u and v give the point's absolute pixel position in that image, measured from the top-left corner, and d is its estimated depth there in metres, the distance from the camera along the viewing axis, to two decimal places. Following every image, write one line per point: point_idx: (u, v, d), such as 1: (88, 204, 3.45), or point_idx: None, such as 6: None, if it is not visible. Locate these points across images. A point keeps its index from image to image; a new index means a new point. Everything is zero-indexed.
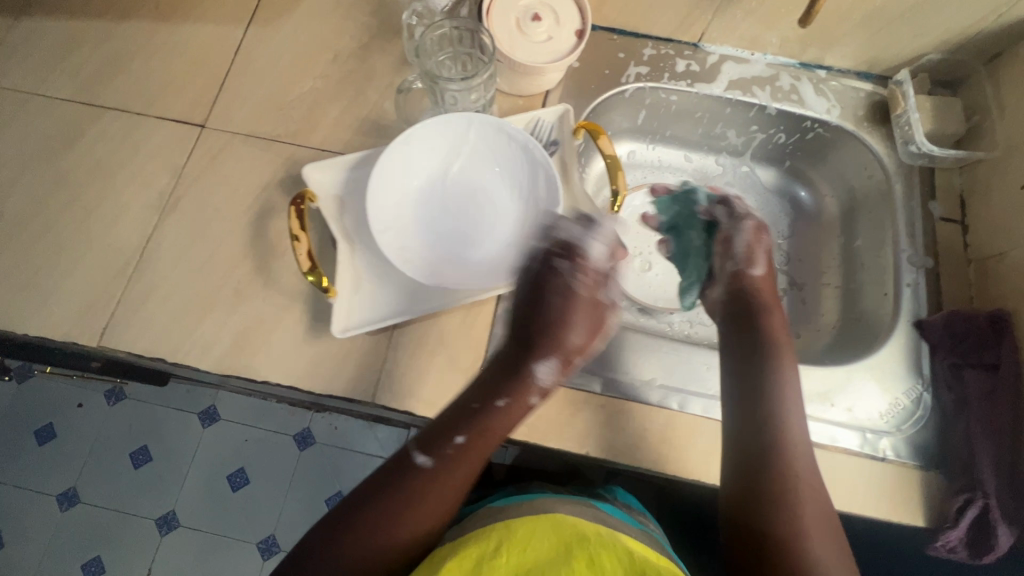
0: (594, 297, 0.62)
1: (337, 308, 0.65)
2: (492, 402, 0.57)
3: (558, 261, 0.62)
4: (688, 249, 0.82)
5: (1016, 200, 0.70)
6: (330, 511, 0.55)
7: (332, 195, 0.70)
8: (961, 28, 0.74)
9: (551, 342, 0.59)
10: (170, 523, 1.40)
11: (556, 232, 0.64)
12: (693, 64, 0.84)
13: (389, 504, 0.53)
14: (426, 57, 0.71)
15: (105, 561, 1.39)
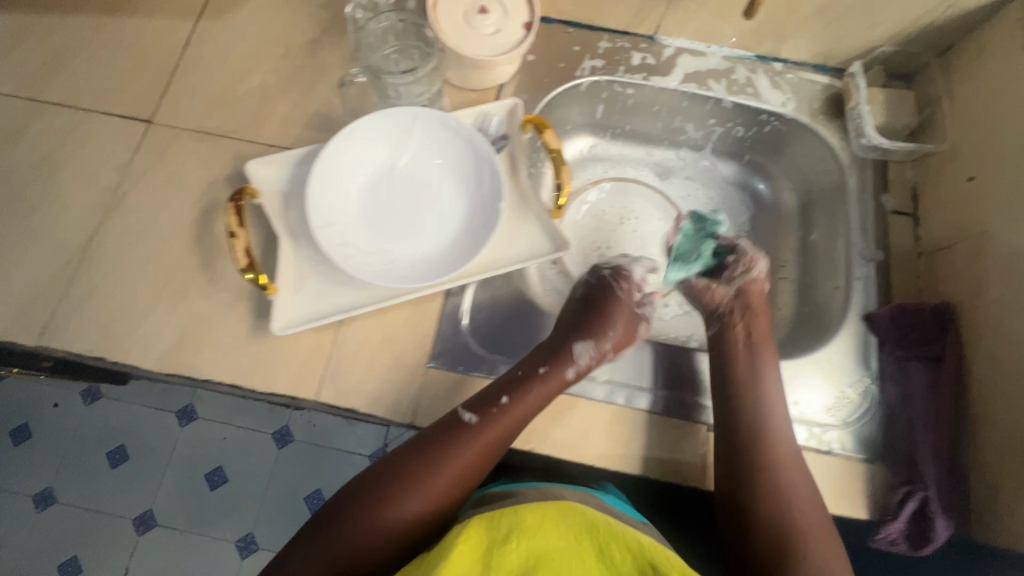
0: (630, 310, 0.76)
1: (277, 304, 0.64)
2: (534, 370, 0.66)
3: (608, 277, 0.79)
4: (692, 250, 0.81)
5: (962, 192, 0.69)
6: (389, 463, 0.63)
7: (277, 192, 0.70)
8: (911, 20, 0.73)
9: (592, 328, 0.71)
10: (147, 522, 1.37)
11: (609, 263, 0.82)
12: (649, 57, 0.84)
13: (448, 453, 0.62)
14: (369, 52, 0.70)
15: (82, 561, 1.35)
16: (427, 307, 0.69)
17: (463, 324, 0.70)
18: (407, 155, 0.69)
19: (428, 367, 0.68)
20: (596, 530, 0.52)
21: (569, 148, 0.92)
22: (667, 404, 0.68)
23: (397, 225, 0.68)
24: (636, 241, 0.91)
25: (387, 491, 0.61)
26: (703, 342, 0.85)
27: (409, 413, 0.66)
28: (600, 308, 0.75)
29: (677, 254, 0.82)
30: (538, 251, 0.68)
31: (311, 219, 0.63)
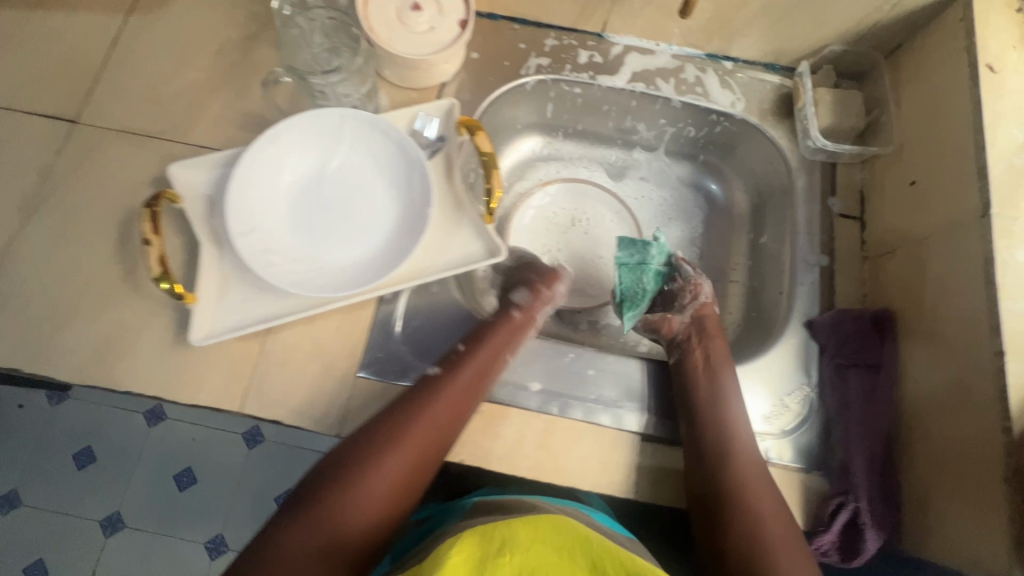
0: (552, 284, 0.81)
1: (197, 314, 0.61)
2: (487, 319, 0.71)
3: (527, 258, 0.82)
4: (636, 287, 0.79)
5: (904, 196, 0.68)
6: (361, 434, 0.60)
7: (202, 197, 0.67)
8: (857, 19, 0.72)
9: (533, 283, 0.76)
10: (114, 524, 1.22)
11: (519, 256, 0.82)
12: (597, 55, 0.81)
13: (424, 397, 0.62)
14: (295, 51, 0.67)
15: (47, 564, 1.21)
16: (358, 315, 0.68)
17: (396, 332, 0.68)
18: (337, 158, 0.67)
19: (358, 377, 0.66)
20: (589, 542, 0.47)
21: (517, 149, 0.91)
22: (603, 414, 0.65)
23: (326, 232, 0.65)
24: (586, 244, 0.90)
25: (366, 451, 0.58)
26: (652, 346, 0.84)
27: (336, 425, 0.64)
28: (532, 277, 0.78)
29: (623, 296, 0.80)
30: (471, 257, 0.65)
31: (231, 224, 0.61)
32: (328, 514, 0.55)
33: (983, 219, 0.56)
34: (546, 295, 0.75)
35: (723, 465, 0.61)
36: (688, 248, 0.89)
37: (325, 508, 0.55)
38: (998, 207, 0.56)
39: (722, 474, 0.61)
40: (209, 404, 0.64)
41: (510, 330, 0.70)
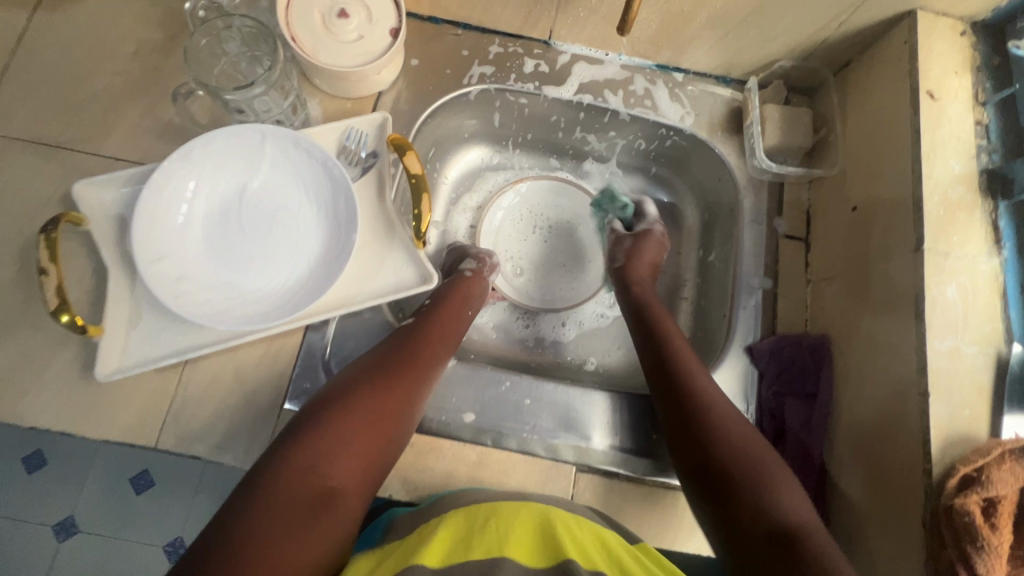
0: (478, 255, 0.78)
1: (104, 345, 0.57)
2: (454, 278, 0.73)
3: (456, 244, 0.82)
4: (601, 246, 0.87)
5: (846, 222, 0.67)
6: (335, 388, 0.57)
7: (112, 218, 0.62)
8: (805, 35, 0.69)
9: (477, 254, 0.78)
10: None
11: (460, 249, 0.80)
12: (543, 64, 0.78)
13: (403, 346, 0.63)
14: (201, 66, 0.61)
15: None
16: (283, 343, 0.64)
17: (325, 361, 0.65)
18: (260, 177, 0.63)
19: (282, 410, 0.63)
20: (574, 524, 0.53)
21: (464, 159, 0.88)
22: (539, 446, 0.64)
23: (248, 254, 0.62)
24: (544, 252, 0.89)
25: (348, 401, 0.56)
26: (600, 363, 0.82)
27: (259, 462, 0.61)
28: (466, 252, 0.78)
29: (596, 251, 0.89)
30: (403, 283, 0.62)
31: (139, 252, 0.56)
32: (319, 455, 0.52)
33: (916, 253, 0.56)
34: (490, 262, 0.77)
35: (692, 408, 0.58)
36: None
37: (309, 449, 0.52)
38: (930, 242, 0.55)
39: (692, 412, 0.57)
40: (121, 438, 0.60)
41: (466, 295, 0.72)
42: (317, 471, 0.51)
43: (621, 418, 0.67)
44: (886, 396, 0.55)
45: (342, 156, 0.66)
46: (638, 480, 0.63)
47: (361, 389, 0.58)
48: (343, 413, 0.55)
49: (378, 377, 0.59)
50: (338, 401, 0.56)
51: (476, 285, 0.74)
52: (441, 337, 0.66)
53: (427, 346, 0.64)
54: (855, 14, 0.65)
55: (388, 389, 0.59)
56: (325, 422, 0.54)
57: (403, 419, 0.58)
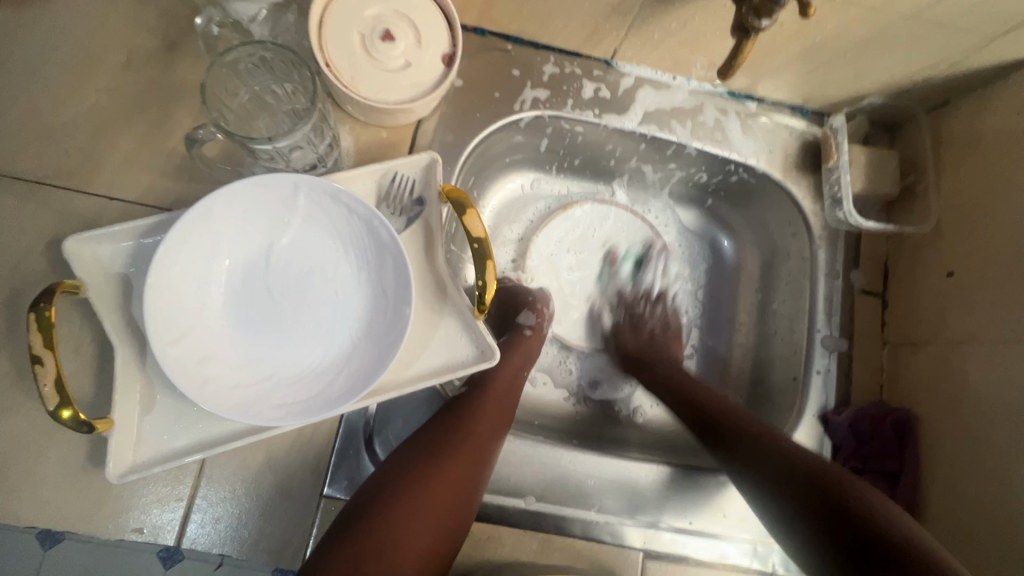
0: (534, 299, 0.72)
1: (115, 441, 0.49)
2: (518, 332, 0.68)
3: (506, 279, 0.75)
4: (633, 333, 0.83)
5: (939, 287, 0.62)
6: (394, 465, 0.54)
7: (114, 280, 0.52)
8: (907, 73, 0.62)
9: (537, 297, 0.72)
10: None
11: (504, 285, 0.74)
12: (603, 88, 0.69)
13: (462, 414, 0.58)
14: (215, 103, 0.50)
15: None
16: (319, 419, 0.57)
17: (367, 437, 0.59)
18: (292, 234, 0.54)
19: (323, 496, 0.56)
20: None
21: (503, 186, 0.79)
22: (606, 532, 0.59)
23: (280, 327, 0.53)
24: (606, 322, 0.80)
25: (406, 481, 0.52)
26: (651, 415, 0.77)
27: (298, 556, 0.55)
28: (520, 290, 0.73)
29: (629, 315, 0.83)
30: (460, 359, 0.55)
31: (154, 332, 0.48)
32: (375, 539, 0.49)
33: None
34: (546, 313, 0.71)
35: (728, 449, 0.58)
36: (690, 306, 0.81)
37: (367, 535, 0.49)
38: None
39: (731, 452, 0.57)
40: (137, 535, 0.53)
41: (525, 354, 0.67)
42: (386, 556, 0.48)
43: (691, 493, 0.62)
44: (996, 494, 0.53)
45: (385, 204, 0.57)
46: (708, 563, 0.60)
47: (424, 464, 0.53)
48: (400, 494, 0.51)
49: (439, 447, 0.55)
50: (394, 478, 0.52)
51: (535, 342, 0.69)
52: (501, 396, 0.61)
53: (488, 414, 0.59)
54: (973, 55, 0.57)
55: (451, 459, 0.54)
56: (390, 503, 0.51)
57: (475, 489, 0.55)
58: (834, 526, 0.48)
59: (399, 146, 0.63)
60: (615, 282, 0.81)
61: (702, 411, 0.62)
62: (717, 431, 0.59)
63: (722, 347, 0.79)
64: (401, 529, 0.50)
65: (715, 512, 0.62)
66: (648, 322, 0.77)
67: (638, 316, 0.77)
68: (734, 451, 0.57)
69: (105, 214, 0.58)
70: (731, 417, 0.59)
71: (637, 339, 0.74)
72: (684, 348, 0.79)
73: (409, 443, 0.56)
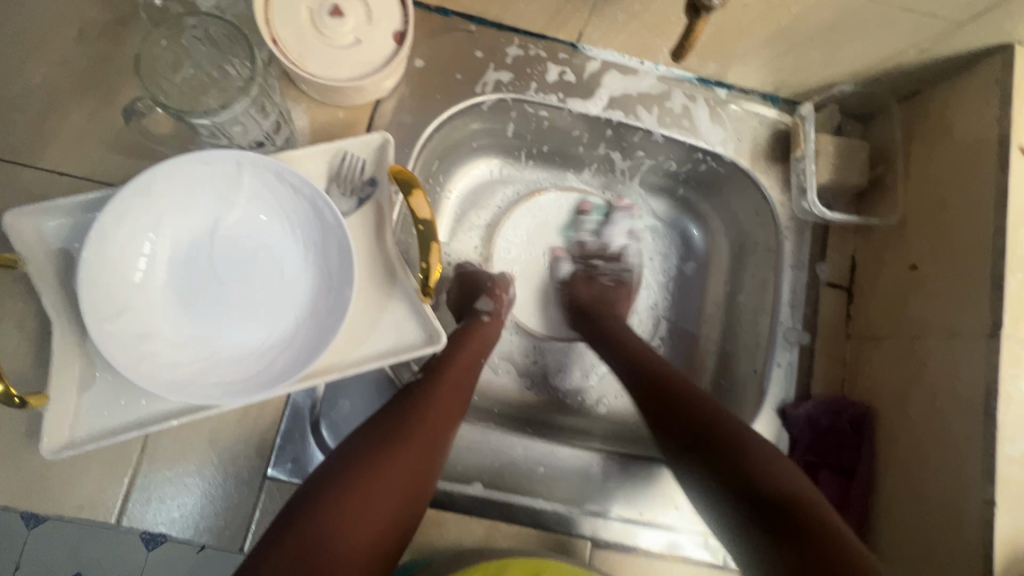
0: (494, 284, 0.72)
1: (52, 415, 0.48)
2: (477, 317, 0.68)
3: (468, 264, 0.75)
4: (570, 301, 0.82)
5: (903, 281, 0.61)
6: (348, 448, 0.52)
7: (54, 255, 0.51)
8: (876, 60, 0.60)
9: (496, 280, 0.72)
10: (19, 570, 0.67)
11: (464, 267, 0.74)
12: (568, 71, 0.67)
13: (419, 396, 0.57)
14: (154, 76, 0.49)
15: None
16: (265, 401, 0.56)
17: (315, 420, 0.58)
18: (236, 212, 0.53)
19: (266, 477, 0.55)
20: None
21: (469, 172, 0.78)
22: (554, 519, 0.58)
23: (222, 306, 0.52)
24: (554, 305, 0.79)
25: (362, 467, 0.51)
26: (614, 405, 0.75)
27: (239, 536, 0.54)
28: (481, 275, 0.73)
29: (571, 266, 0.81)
30: (406, 343, 0.54)
31: (90, 308, 0.47)
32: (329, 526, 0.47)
33: (990, 337, 0.50)
34: (505, 298, 0.71)
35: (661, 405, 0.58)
36: (659, 297, 0.79)
37: (319, 520, 0.48)
38: (1008, 327, 0.50)
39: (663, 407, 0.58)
40: (75, 512, 0.52)
41: (484, 340, 0.66)
42: (327, 552, 0.46)
43: (648, 485, 0.63)
44: (944, 493, 0.51)
45: (335, 184, 0.56)
46: (656, 553, 0.59)
47: (380, 449, 0.52)
48: (353, 479, 0.50)
49: (389, 434, 0.53)
50: (348, 462, 0.51)
51: (493, 329, 0.68)
52: (457, 384, 0.60)
53: (444, 399, 0.58)
54: (943, 42, 0.55)
55: (401, 448, 0.53)
56: (336, 496, 0.49)
57: (427, 478, 0.53)
58: (779, 534, 0.47)
59: (356, 126, 0.62)
60: (580, 235, 0.80)
61: (659, 392, 0.59)
62: (672, 419, 0.57)
63: (689, 340, 0.77)
64: (345, 523, 0.48)
65: (664, 503, 0.62)
66: (601, 279, 0.76)
67: (593, 273, 0.76)
68: (689, 441, 0.55)
69: (52, 189, 0.57)
70: (690, 405, 0.57)
71: (590, 296, 0.74)
72: (651, 340, 0.78)
73: (360, 432, 0.54)
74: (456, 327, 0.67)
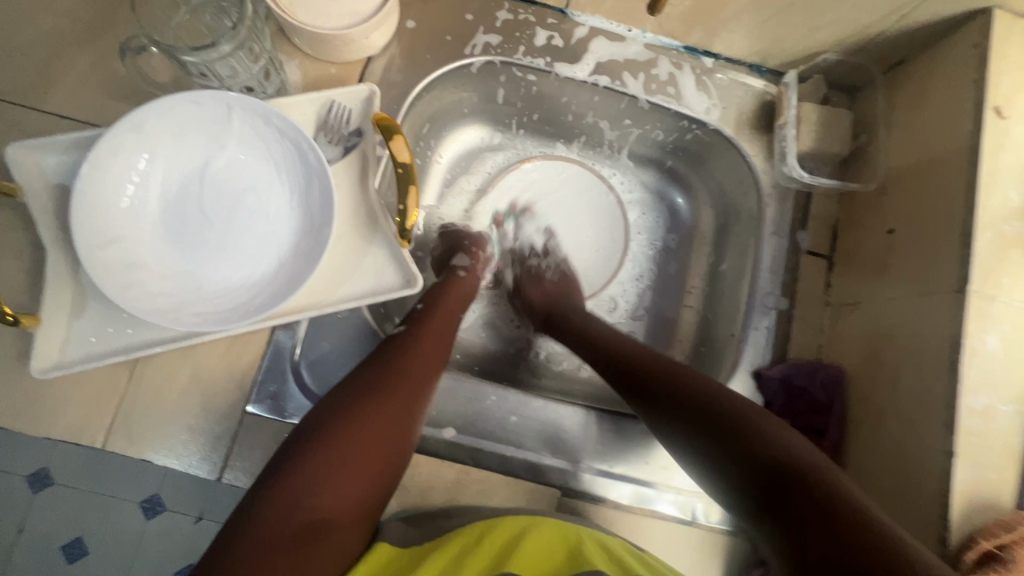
0: (473, 244, 0.73)
1: (42, 337, 0.51)
2: (454, 274, 0.68)
3: (451, 225, 0.77)
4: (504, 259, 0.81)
5: (881, 246, 0.61)
6: (331, 395, 0.52)
7: (52, 189, 0.53)
8: (859, 27, 0.61)
9: (473, 240, 0.73)
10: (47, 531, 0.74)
11: (449, 226, 0.76)
12: (557, 36, 0.69)
13: (397, 343, 0.57)
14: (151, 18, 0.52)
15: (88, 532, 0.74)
16: (247, 340, 0.58)
17: (295, 361, 0.59)
18: (226, 154, 0.55)
19: (247, 413, 0.57)
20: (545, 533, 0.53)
21: (459, 138, 0.79)
22: (523, 468, 0.60)
23: (208, 243, 0.54)
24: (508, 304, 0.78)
25: (346, 418, 0.49)
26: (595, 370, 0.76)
27: (218, 467, 0.56)
28: (465, 236, 0.74)
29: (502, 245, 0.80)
30: (385, 286, 0.56)
31: (83, 235, 0.49)
32: (313, 481, 0.46)
33: (958, 293, 0.50)
34: (483, 257, 0.72)
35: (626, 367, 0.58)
36: (645, 267, 0.80)
37: (303, 476, 0.46)
38: (976, 283, 0.50)
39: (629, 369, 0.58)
40: (63, 437, 0.54)
41: (461, 295, 0.67)
42: (313, 501, 0.46)
43: (627, 441, 0.62)
44: (910, 449, 0.51)
45: (322, 132, 0.58)
46: (625, 506, 0.60)
47: (363, 397, 0.51)
48: (336, 429, 0.49)
49: (369, 385, 0.52)
50: (332, 411, 0.50)
51: (469, 283, 0.69)
52: (435, 338, 0.59)
53: (423, 346, 0.58)
54: (924, 6, 0.56)
55: (381, 399, 0.51)
56: (316, 446, 0.48)
57: (404, 430, 0.52)
58: (778, 484, 0.43)
59: (347, 82, 0.64)
60: (506, 243, 0.80)
61: (637, 373, 0.57)
62: (653, 396, 0.55)
63: (673, 307, 0.78)
64: (326, 474, 0.47)
65: (637, 459, 0.62)
66: (543, 276, 0.74)
67: (523, 274, 0.75)
68: (677, 417, 0.52)
69: (55, 131, 0.59)
70: (674, 380, 0.54)
71: (543, 292, 0.72)
72: (635, 309, 0.79)
73: (340, 385, 0.53)
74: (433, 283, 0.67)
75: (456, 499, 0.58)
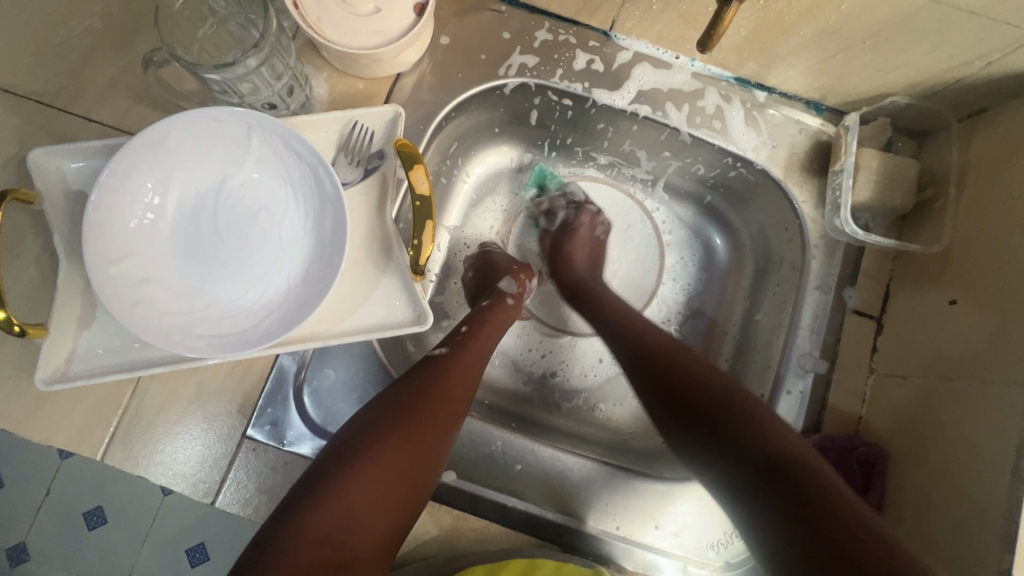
0: (512, 266, 0.69)
1: (47, 349, 0.49)
2: (503, 299, 0.65)
3: (491, 245, 0.74)
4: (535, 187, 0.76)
5: (938, 316, 0.55)
6: (358, 423, 0.49)
7: (71, 196, 0.52)
8: (936, 71, 0.55)
9: (523, 266, 0.70)
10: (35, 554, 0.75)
11: (488, 246, 0.74)
12: (597, 60, 0.64)
13: (432, 368, 0.53)
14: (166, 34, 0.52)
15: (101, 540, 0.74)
16: (252, 362, 0.57)
17: (298, 386, 0.58)
18: (244, 172, 0.53)
19: (246, 437, 0.56)
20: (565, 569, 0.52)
21: (488, 157, 0.76)
22: (524, 520, 0.57)
23: (220, 260, 0.52)
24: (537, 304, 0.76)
25: (373, 446, 0.46)
26: (610, 412, 0.72)
27: (212, 489, 0.55)
28: (497, 258, 0.70)
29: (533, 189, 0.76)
30: (395, 320, 0.54)
31: (94, 249, 0.47)
32: (337, 518, 0.43)
33: None
34: (529, 286, 0.69)
35: (692, 368, 0.51)
36: (674, 309, 0.75)
37: (329, 512, 0.43)
38: None
39: (686, 374, 0.51)
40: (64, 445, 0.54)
41: (503, 318, 0.63)
42: (346, 536, 0.42)
43: (634, 499, 0.59)
44: (956, 555, 0.46)
45: (343, 153, 0.56)
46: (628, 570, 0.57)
47: (389, 426, 0.48)
48: (363, 459, 0.45)
49: (396, 415, 0.48)
50: (360, 441, 0.47)
51: (514, 312, 0.66)
52: (471, 365, 0.55)
53: (457, 372, 0.54)
54: (1016, 53, 0.49)
55: (413, 426, 0.48)
56: (342, 477, 0.44)
57: (428, 465, 0.48)
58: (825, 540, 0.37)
59: (374, 98, 0.61)
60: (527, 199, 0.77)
61: (667, 370, 0.52)
62: (687, 408, 0.49)
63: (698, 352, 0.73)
64: (354, 510, 0.43)
65: (647, 521, 0.58)
66: (588, 232, 0.71)
67: (580, 217, 0.71)
68: (695, 435, 0.48)
69: (82, 135, 0.58)
70: (721, 395, 0.48)
71: (583, 254, 0.70)
72: None
73: (366, 413, 0.50)
74: (480, 306, 0.64)
75: (453, 546, 0.55)
